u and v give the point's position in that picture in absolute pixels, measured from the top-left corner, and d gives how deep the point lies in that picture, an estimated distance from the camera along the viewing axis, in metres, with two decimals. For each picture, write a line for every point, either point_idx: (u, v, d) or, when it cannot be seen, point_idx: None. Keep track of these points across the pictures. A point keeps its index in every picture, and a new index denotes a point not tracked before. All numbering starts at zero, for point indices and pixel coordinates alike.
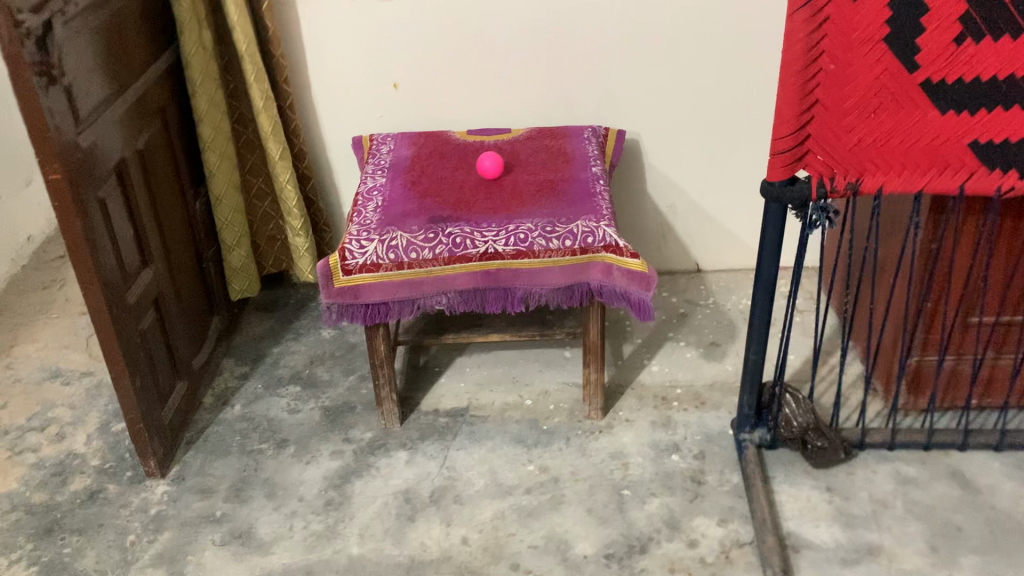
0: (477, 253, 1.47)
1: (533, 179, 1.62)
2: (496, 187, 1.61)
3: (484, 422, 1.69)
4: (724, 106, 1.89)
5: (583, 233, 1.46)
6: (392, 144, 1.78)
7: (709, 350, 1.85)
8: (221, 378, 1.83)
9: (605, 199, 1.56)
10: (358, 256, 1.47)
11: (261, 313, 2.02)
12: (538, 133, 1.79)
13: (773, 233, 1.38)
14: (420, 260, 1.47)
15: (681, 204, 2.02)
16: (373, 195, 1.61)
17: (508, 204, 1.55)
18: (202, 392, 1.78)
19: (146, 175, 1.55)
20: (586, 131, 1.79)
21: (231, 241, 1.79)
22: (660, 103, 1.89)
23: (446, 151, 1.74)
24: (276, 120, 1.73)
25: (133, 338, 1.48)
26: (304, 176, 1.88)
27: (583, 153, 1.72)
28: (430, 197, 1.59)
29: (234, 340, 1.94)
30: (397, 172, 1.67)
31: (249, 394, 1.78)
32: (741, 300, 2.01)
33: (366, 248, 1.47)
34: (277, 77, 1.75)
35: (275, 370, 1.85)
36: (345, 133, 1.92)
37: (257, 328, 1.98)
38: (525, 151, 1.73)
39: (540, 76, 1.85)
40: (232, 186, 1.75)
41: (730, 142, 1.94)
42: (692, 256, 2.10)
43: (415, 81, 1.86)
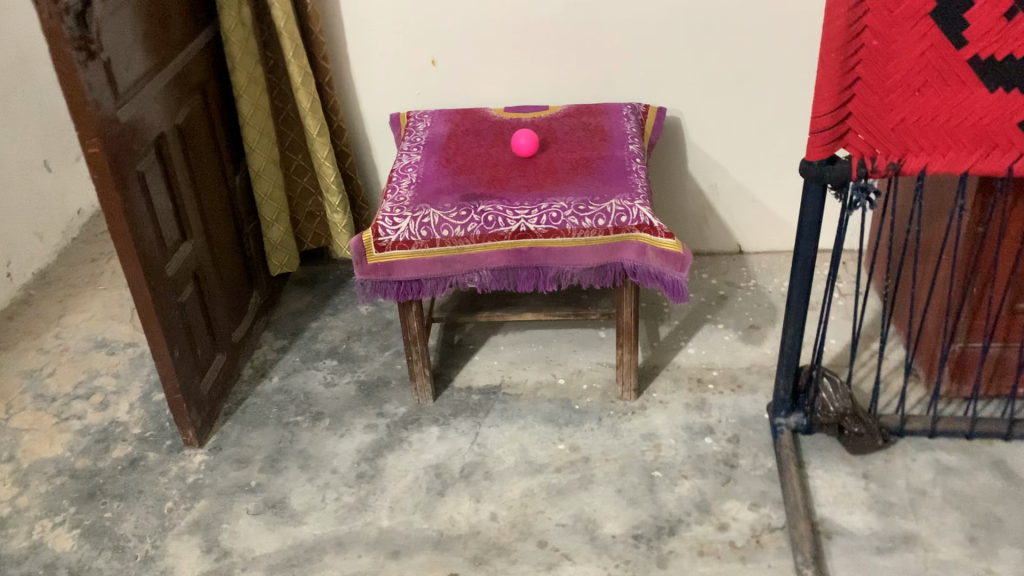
0: (510, 232, 1.46)
1: (568, 157, 1.61)
2: (531, 166, 1.60)
3: (517, 400, 1.69)
4: (768, 84, 1.85)
5: (617, 212, 1.45)
6: (429, 121, 1.78)
7: (747, 334, 1.83)
8: (260, 351, 1.86)
9: (640, 177, 1.55)
10: (391, 232, 1.48)
11: (301, 288, 2.05)
12: (575, 111, 1.78)
13: (812, 214, 1.35)
14: (452, 237, 1.47)
15: (723, 183, 1.99)
16: (408, 173, 1.61)
17: (542, 182, 1.55)
18: (241, 364, 1.82)
19: (186, 149, 1.58)
20: (625, 109, 1.77)
21: (270, 216, 1.81)
22: (702, 82, 1.86)
23: (483, 128, 1.74)
24: (314, 96, 1.74)
25: (172, 310, 1.51)
26: (342, 153, 1.89)
27: (621, 131, 1.70)
28: (465, 175, 1.59)
29: (274, 314, 1.97)
30: (432, 150, 1.68)
31: (288, 366, 1.81)
32: (783, 283, 1.98)
33: (399, 224, 1.48)
34: (316, 54, 1.76)
35: (312, 344, 1.87)
36: (384, 111, 1.92)
37: (297, 303, 2.00)
38: (562, 128, 1.71)
39: (579, 54, 1.84)
40: (271, 162, 1.77)
41: (774, 123, 1.90)
42: (734, 237, 2.07)
43: (453, 58, 1.85)
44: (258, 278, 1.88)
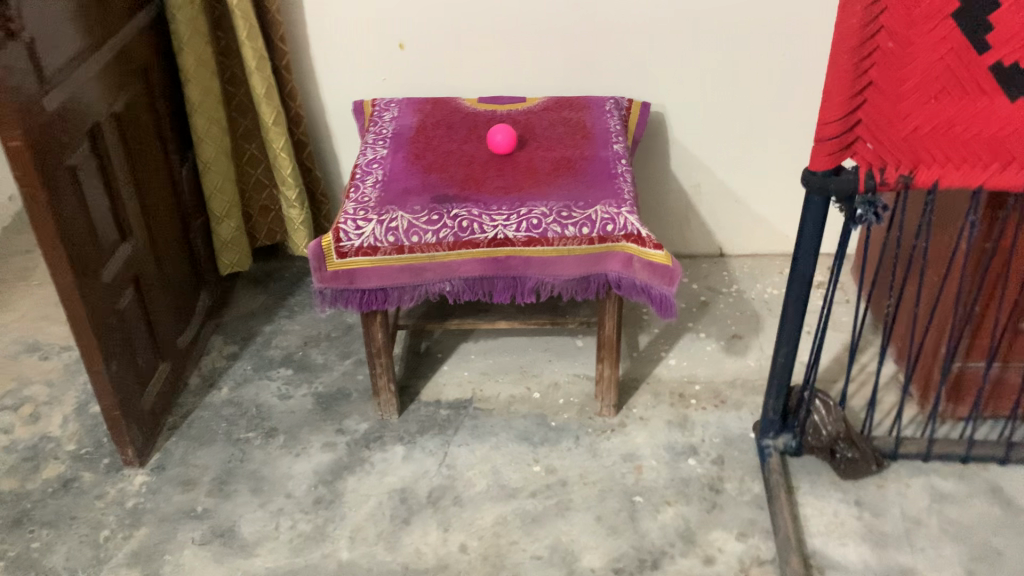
0: (485, 239, 1.34)
1: (549, 157, 1.49)
2: (507, 165, 1.47)
3: (488, 416, 1.58)
4: (757, 79, 1.75)
5: (602, 219, 1.34)
6: (395, 110, 1.64)
7: (731, 344, 1.73)
8: (209, 358, 1.72)
9: (627, 181, 1.43)
10: (353, 237, 1.34)
11: (254, 287, 1.90)
12: (555, 104, 1.65)
13: (812, 225, 1.24)
14: (422, 244, 1.34)
15: (707, 182, 1.90)
16: (373, 169, 1.47)
17: (520, 185, 1.42)
18: (188, 373, 1.67)
19: (127, 140, 1.42)
20: (607, 103, 1.66)
21: (221, 212, 1.66)
22: (688, 74, 1.75)
23: (454, 121, 1.60)
24: (270, 82, 1.59)
25: (109, 319, 1.36)
26: (300, 143, 1.74)
27: (604, 128, 1.58)
28: (436, 173, 1.46)
29: (224, 316, 1.82)
30: (400, 144, 1.54)
31: (238, 376, 1.68)
32: (767, 288, 1.88)
33: (363, 229, 1.35)
34: (273, 35, 1.61)
35: (266, 350, 1.74)
36: (347, 97, 1.78)
37: (249, 304, 1.86)
38: (541, 124, 1.59)
39: (557, 41, 1.71)
40: (221, 153, 1.62)
41: (762, 120, 1.80)
42: (715, 239, 1.98)
43: (423, 42, 1.71)
44: (207, 278, 1.74)
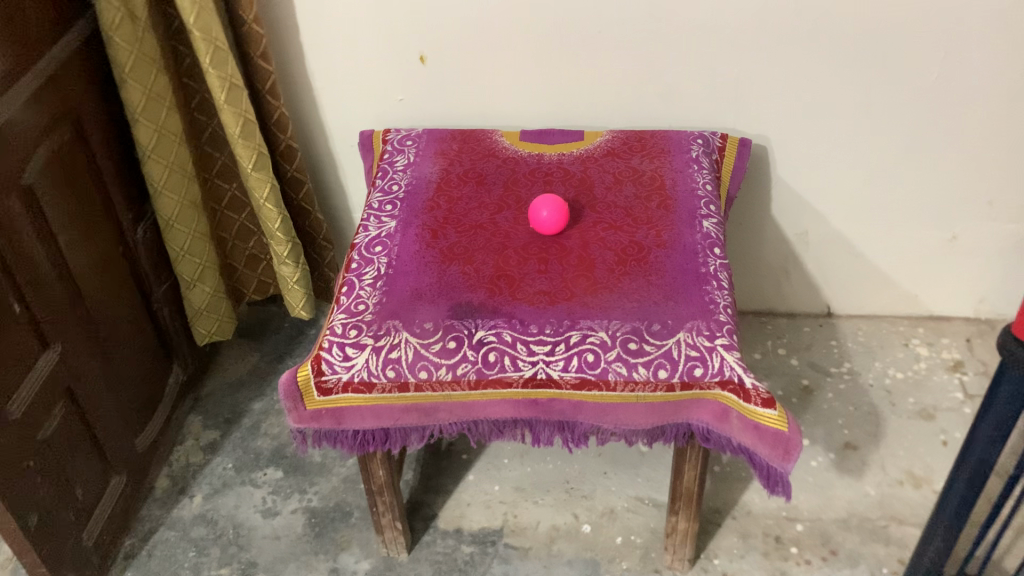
0: (520, 378, 0.96)
1: (611, 241, 1.08)
2: (554, 253, 1.07)
3: (524, 559, 1.22)
4: (897, 108, 1.30)
5: (687, 357, 0.94)
6: (412, 155, 1.24)
7: (841, 458, 1.34)
8: (182, 450, 1.39)
9: (719, 286, 1.03)
10: (340, 370, 0.97)
11: (244, 345, 1.56)
12: (621, 148, 1.23)
13: (1004, 409, 0.82)
14: (433, 381, 0.97)
15: (817, 230, 1.45)
16: (372, 254, 1.09)
17: (571, 289, 1.03)
18: (154, 474, 1.35)
19: (47, 212, 1.05)
20: (693, 147, 1.23)
21: (190, 276, 1.30)
22: (806, 101, 1.30)
23: (486, 177, 1.20)
24: (246, 115, 1.21)
25: (23, 462, 1.02)
26: (294, 180, 1.36)
27: (688, 190, 1.16)
28: (456, 266, 1.07)
29: (205, 388, 1.49)
30: (411, 212, 1.14)
31: (216, 479, 1.35)
32: (888, 370, 1.47)
33: (352, 358, 0.97)
34: (253, 52, 1.21)
35: (252, 440, 1.40)
36: (354, 120, 1.38)
37: (237, 370, 1.52)
38: (601, 182, 1.18)
39: (628, 60, 1.28)
40: (188, 206, 1.25)
41: (900, 158, 1.35)
42: (821, 296, 1.55)
43: (450, 53, 1.29)
44: (179, 349, 1.39)
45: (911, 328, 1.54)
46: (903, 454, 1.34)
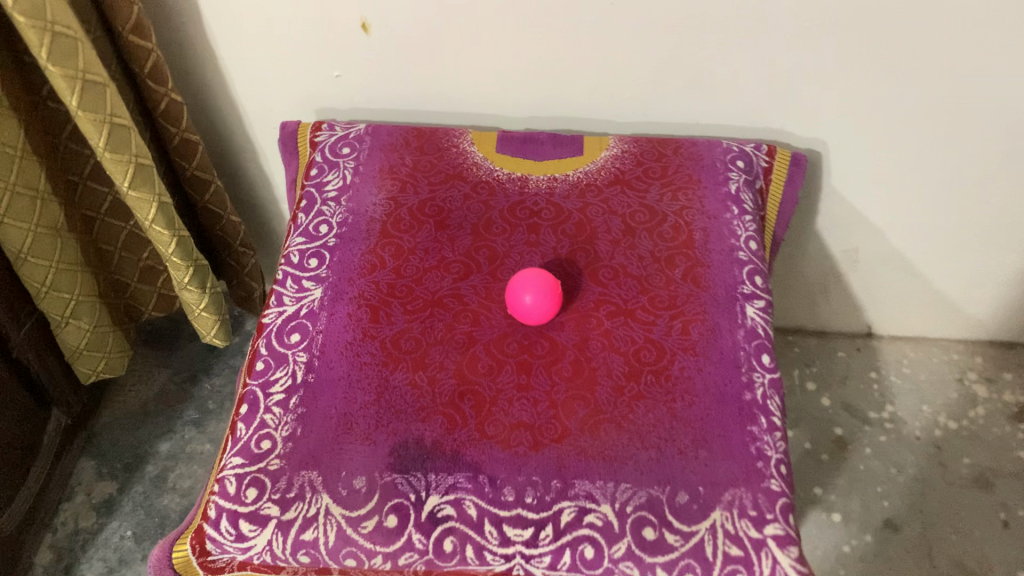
0: (488, 571, 0.69)
1: (619, 337, 0.78)
2: (539, 354, 0.77)
3: None
4: (1005, 124, 0.95)
5: (723, 557, 0.67)
6: (348, 173, 0.91)
7: (880, 542, 1.10)
8: (70, 509, 1.12)
9: (769, 423, 0.74)
10: (234, 549, 0.69)
11: (152, 358, 1.26)
12: (633, 173, 0.90)
13: None
14: (365, 569, 0.69)
15: (869, 249, 1.15)
16: (286, 346, 0.78)
17: (562, 421, 0.73)
18: (32, 546, 1.08)
19: None
20: (732, 177, 0.90)
21: (59, 315, 0.98)
22: (889, 104, 0.95)
23: (448, 214, 0.87)
24: (114, 119, 0.86)
25: None
26: (196, 181, 1.02)
27: (725, 249, 0.84)
28: (402, 372, 0.76)
29: (102, 420, 1.20)
30: (341, 275, 0.82)
31: (111, 553, 1.09)
32: (940, 417, 1.21)
33: (252, 535, 0.69)
34: (122, 26, 0.85)
35: (158, 497, 1.14)
36: (275, 101, 1.02)
37: (141, 395, 1.23)
38: (606, 231, 0.86)
39: (651, 45, 0.92)
40: (45, 233, 0.92)
41: (997, 179, 1.03)
42: (864, 314, 1.26)
43: (403, 25, 0.93)
44: (59, 391, 1.09)
45: (968, 358, 1.27)
46: (954, 540, 1.09)
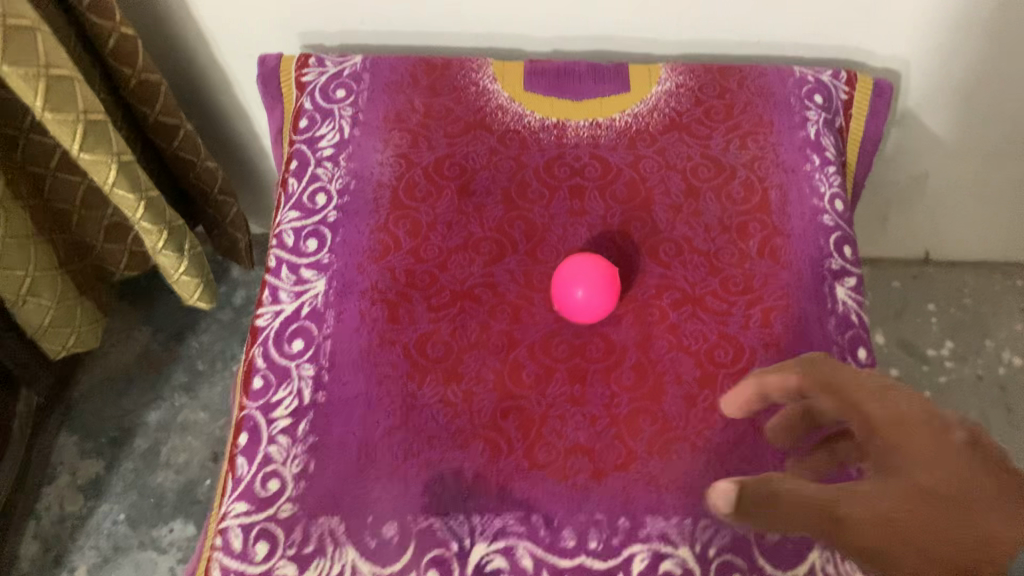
0: None
1: (688, 332, 0.65)
2: (593, 356, 0.64)
3: None
4: None
5: None
6: (346, 124, 0.74)
7: None
8: (53, 492, 1.01)
9: None
10: None
11: (131, 314, 1.12)
12: (690, 115, 0.75)
13: None
14: None
15: (940, 175, 1.01)
16: (288, 357, 0.65)
17: (626, 442, 0.61)
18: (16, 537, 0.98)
19: None
20: (809, 119, 0.75)
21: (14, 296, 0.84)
22: (995, 18, 0.79)
23: (472, 176, 0.72)
24: (52, 71, 0.69)
25: None
26: (162, 127, 0.86)
27: (807, 214, 0.70)
28: (430, 386, 0.63)
29: (81, 387, 1.08)
30: (349, 260, 0.68)
31: (103, 541, 0.99)
32: (1003, 353, 1.10)
33: None
34: None
35: (150, 475, 1.03)
36: (249, 28, 0.84)
37: (121, 357, 1.10)
38: (663, 194, 0.71)
39: None
40: None
41: None
42: (922, 241, 1.13)
43: None
44: (28, 369, 0.96)
45: None
46: None
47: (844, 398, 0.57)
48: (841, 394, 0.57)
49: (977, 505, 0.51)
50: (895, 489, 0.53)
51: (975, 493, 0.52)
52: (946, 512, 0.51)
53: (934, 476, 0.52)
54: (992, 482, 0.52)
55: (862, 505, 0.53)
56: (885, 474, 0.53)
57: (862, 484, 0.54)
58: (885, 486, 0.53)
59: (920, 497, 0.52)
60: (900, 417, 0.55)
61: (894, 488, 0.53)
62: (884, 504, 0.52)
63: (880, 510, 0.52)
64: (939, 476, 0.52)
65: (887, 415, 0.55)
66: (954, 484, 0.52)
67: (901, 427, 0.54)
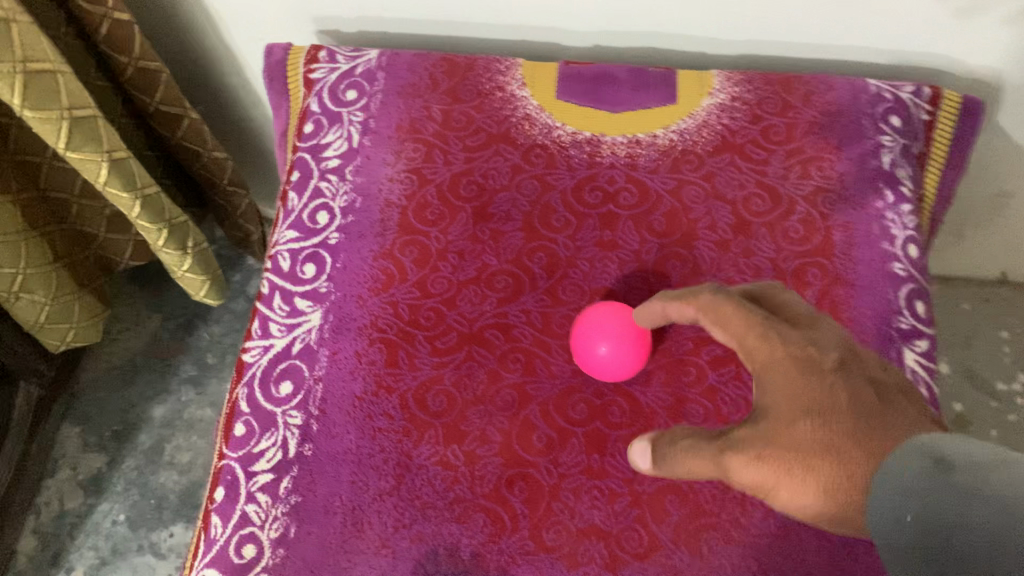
0: None
1: (727, 397, 0.57)
2: (616, 420, 0.56)
3: None
4: None
5: None
6: (355, 132, 0.66)
7: None
8: (54, 485, 0.97)
9: None
10: None
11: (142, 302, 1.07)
12: (746, 134, 0.65)
13: None
14: None
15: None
16: (274, 402, 0.58)
17: (648, 525, 0.54)
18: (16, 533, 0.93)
19: None
20: (885, 147, 0.64)
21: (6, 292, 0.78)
22: None
23: (491, 198, 0.64)
24: (32, 65, 0.61)
25: None
26: (166, 116, 0.78)
27: (875, 261, 0.61)
28: (429, 445, 0.56)
29: (85, 375, 1.03)
30: (348, 291, 0.61)
31: (105, 543, 0.94)
32: None
33: None
34: None
35: (155, 474, 0.98)
36: (257, 13, 0.75)
37: (129, 347, 1.05)
38: (707, 227, 0.62)
39: None
40: None
41: None
42: (999, 261, 1.02)
43: None
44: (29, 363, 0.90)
45: None
46: None
47: (728, 325, 0.46)
48: (721, 322, 0.46)
49: (854, 437, 0.39)
50: (775, 433, 0.40)
51: (844, 412, 0.40)
52: (813, 441, 0.39)
53: (828, 419, 0.40)
54: (875, 408, 0.40)
55: (749, 467, 0.41)
56: (770, 427, 0.41)
57: (744, 438, 0.41)
58: (767, 440, 0.41)
59: (802, 461, 0.39)
60: (778, 360, 0.42)
61: (783, 445, 0.40)
62: (786, 478, 0.39)
63: (766, 465, 0.40)
64: (834, 416, 0.40)
65: (761, 350, 0.43)
66: (845, 412, 0.40)
67: (775, 367, 0.42)
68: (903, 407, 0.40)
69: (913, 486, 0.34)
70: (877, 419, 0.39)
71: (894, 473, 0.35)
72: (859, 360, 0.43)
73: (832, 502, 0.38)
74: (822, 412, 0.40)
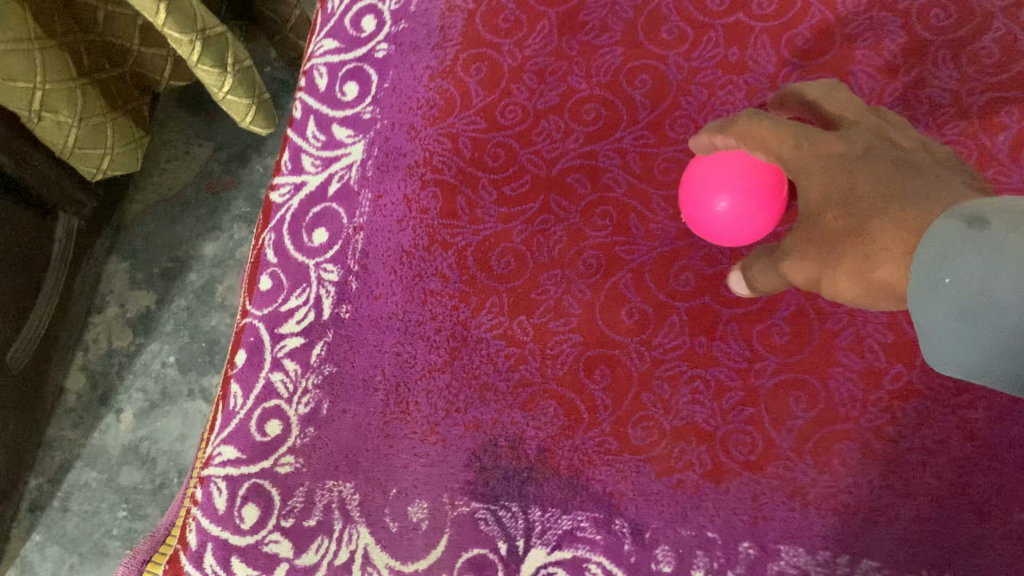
0: None
1: None
2: (731, 294, 0.45)
3: None
4: None
5: None
6: None
7: None
8: (105, 308, 0.73)
9: None
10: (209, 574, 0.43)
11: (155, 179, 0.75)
12: None
13: None
14: None
15: None
16: (306, 253, 0.47)
17: (763, 428, 0.43)
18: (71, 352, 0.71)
19: None
20: None
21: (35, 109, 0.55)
22: None
23: (582, 4, 0.50)
24: None
25: None
26: None
27: None
28: (490, 314, 0.46)
29: (146, 196, 0.75)
30: (398, 119, 0.49)
31: (153, 366, 0.71)
32: None
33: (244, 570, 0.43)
34: None
35: (206, 300, 0.73)
36: None
37: (179, 178, 0.75)
38: (869, 45, 0.47)
39: None
40: None
41: None
42: None
43: None
44: (72, 198, 0.66)
45: None
46: None
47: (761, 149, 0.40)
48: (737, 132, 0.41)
49: (880, 207, 0.34)
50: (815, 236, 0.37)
51: (876, 195, 0.34)
52: (844, 240, 0.35)
53: (852, 204, 0.35)
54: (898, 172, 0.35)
55: (796, 262, 0.38)
56: (805, 223, 0.38)
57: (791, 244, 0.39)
58: (801, 230, 0.38)
59: (830, 247, 0.36)
60: (801, 154, 0.38)
61: (810, 237, 0.37)
62: (827, 272, 0.36)
63: (804, 262, 0.37)
64: (858, 195, 0.35)
65: (782, 151, 0.39)
66: (864, 195, 0.35)
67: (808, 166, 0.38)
68: (938, 178, 0.34)
69: (951, 252, 0.29)
70: (904, 184, 0.34)
71: (932, 243, 0.30)
72: (889, 143, 0.38)
73: (876, 284, 0.34)
74: (837, 193, 0.36)
